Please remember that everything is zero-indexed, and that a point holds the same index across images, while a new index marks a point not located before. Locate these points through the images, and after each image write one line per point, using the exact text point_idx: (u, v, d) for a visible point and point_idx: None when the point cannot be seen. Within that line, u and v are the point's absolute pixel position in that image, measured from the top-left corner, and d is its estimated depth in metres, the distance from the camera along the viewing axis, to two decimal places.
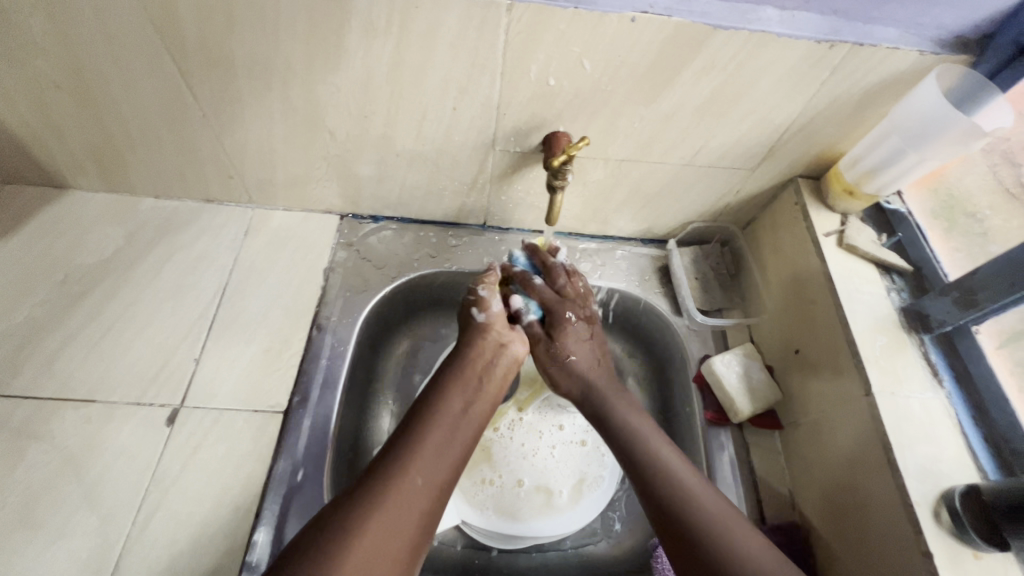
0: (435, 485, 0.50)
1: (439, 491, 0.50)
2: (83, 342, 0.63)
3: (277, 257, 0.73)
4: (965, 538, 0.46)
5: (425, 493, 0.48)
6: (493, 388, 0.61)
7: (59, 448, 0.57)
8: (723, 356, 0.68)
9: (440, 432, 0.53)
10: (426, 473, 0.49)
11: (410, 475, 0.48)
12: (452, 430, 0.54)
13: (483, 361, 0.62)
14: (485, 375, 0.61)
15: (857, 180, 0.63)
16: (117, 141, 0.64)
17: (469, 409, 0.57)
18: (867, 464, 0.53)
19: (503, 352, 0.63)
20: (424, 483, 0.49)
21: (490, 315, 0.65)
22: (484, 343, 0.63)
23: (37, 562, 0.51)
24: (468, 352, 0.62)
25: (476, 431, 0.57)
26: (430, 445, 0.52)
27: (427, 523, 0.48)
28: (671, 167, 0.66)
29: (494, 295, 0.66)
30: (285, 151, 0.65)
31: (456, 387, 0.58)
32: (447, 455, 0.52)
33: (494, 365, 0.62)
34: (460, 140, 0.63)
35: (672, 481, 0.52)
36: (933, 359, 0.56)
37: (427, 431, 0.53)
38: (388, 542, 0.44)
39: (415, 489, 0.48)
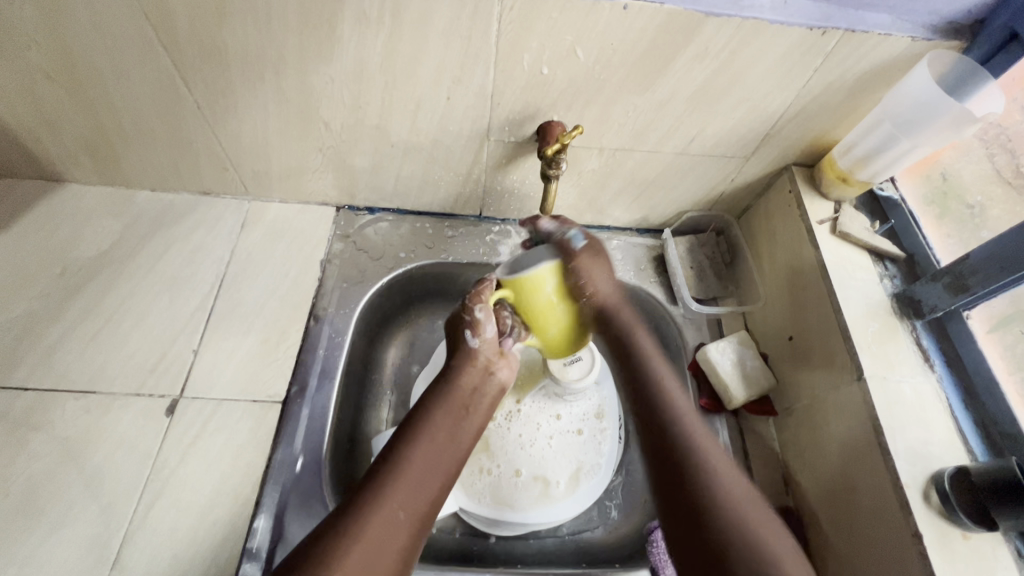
0: (415, 519, 0.48)
1: (418, 525, 0.48)
2: (82, 334, 0.64)
3: (273, 248, 0.73)
4: (954, 519, 0.46)
5: (407, 527, 0.47)
6: (480, 415, 0.57)
7: (60, 438, 0.57)
8: (717, 343, 0.69)
9: (424, 459, 0.51)
10: (407, 507, 0.47)
11: (391, 508, 0.47)
12: (438, 456, 0.52)
13: (471, 387, 0.57)
14: (472, 402, 0.57)
15: (851, 167, 0.63)
16: (112, 134, 0.64)
17: (457, 436, 0.54)
18: (859, 448, 0.53)
19: (489, 378, 0.59)
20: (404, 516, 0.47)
21: (483, 340, 0.58)
22: (471, 371, 0.58)
23: (40, 549, 0.52)
24: (456, 376, 0.58)
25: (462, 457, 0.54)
26: (413, 474, 0.49)
27: (406, 558, 0.46)
28: (665, 156, 0.67)
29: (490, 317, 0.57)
30: (280, 142, 0.66)
31: (443, 409, 0.55)
32: (430, 485, 0.50)
33: (481, 390, 0.58)
34: (455, 130, 0.63)
35: (698, 458, 0.47)
36: (925, 344, 0.57)
37: (411, 458, 0.50)
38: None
39: (393, 523, 0.46)
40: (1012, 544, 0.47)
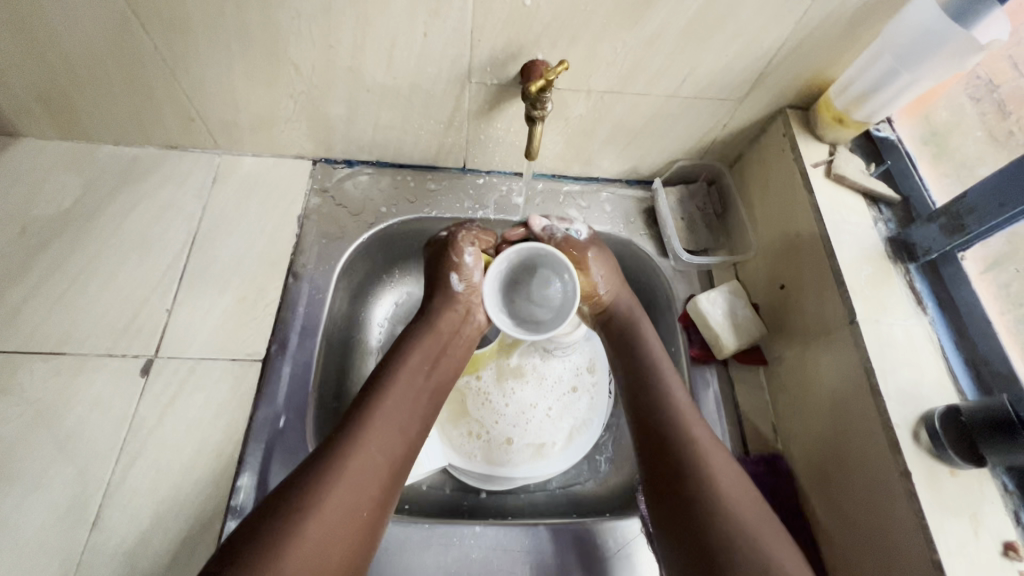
0: (390, 457, 0.50)
1: (396, 469, 0.51)
2: (48, 294, 0.61)
3: (247, 204, 0.70)
4: (943, 457, 0.46)
5: (383, 464, 0.49)
6: (457, 355, 0.62)
7: (30, 401, 0.55)
8: (709, 293, 0.67)
9: (398, 402, 0.54)
10: (381, 445, 0.50)
11: (367, 447, 0.49)
12: (409, 400, 0.55)
13: (450, 329, 0.63)
14: (449, 346, 0.62)
15: (846, 107, 0.61)
16: (65, 81, 0.60)
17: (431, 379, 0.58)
18: (849, 390, 0.53)
19: (469, 320, 0.64)
20: (379, 456, 0.49)
21: (469, 283, 0.65)
22: (453, 313, 0.63)
23: (16, 511, 0.51)
24: (436, 319, 0.63)
25: (433, 398, 0.57)
26: (386, 416, 0.52)
27: (385, 495, 0.49)
28: (656, 99, 0.64)
29: (476, 263, 0.65)
30: (248, 89, 0.61)
31: (416, 355, 0.58)
32: (402, 426, 0.53)
33: (459, 332, 0.63)
34: (434, 72, 0.59)
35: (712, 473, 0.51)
36: (918, 287, 0.56)
37: (384, 402, 0.53)
38: (347, 513, 0.45)
39: (371, 461, 0.48)
40: (999, 480, 0.47)
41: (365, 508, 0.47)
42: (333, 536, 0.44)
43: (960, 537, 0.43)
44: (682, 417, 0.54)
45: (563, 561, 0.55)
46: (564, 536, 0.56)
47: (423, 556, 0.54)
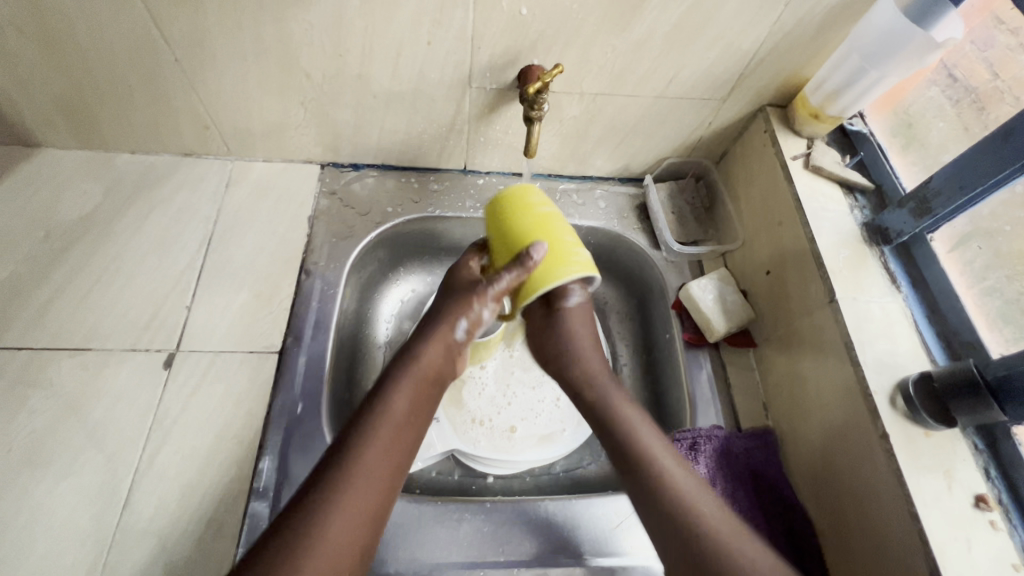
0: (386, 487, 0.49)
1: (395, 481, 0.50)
2: (72, 294, 0.64)
3: (260, 206, 0.73)
4: (919, 420, 0.50)
5: (365, 515, 0.47)
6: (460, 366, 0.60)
7: (59, 393, 0.58)
8: (699, 281, 0.71)
9: (380, 448, 0.50)
10: (361, 498, 0.47)
11: (349, 499, 0.46)
12: (397, 442, 0.51)
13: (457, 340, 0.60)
14: (432, 381, 0.56)
15: (821, 103, 0.65)
16: (89, 93, 0.63)
17: (412, 415, 0.53)
18: (833, 365, 0.57)
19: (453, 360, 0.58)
20: (357, 512, 0.46)
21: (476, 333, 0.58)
22: (437, 353, 0.57)
23: (48, 496, 0.53)
24: (417, 353, 0.56)
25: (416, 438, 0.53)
26: (368, 466, 0.48)
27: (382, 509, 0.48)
28: (644, 100, 0.68)
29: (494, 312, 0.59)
30: (261, 97, 0.65)
31: (400, 395, 0.53)
32: (384, 476, 0.49)
33: (444, 370, 0.58)
34: (437, 78, 0.63)
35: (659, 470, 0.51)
36: (893, 267, 0.60)
37: (365, 449, 0.49)
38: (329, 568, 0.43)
39: (348, 515, 0.46)
40: (971, 440, 0.50)
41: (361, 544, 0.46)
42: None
43: (935, 491, 0.47)
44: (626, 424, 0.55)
45: (572, 534, 0.58)
46: (573, 510, 0.59)
47: (435, 532, 0.57)
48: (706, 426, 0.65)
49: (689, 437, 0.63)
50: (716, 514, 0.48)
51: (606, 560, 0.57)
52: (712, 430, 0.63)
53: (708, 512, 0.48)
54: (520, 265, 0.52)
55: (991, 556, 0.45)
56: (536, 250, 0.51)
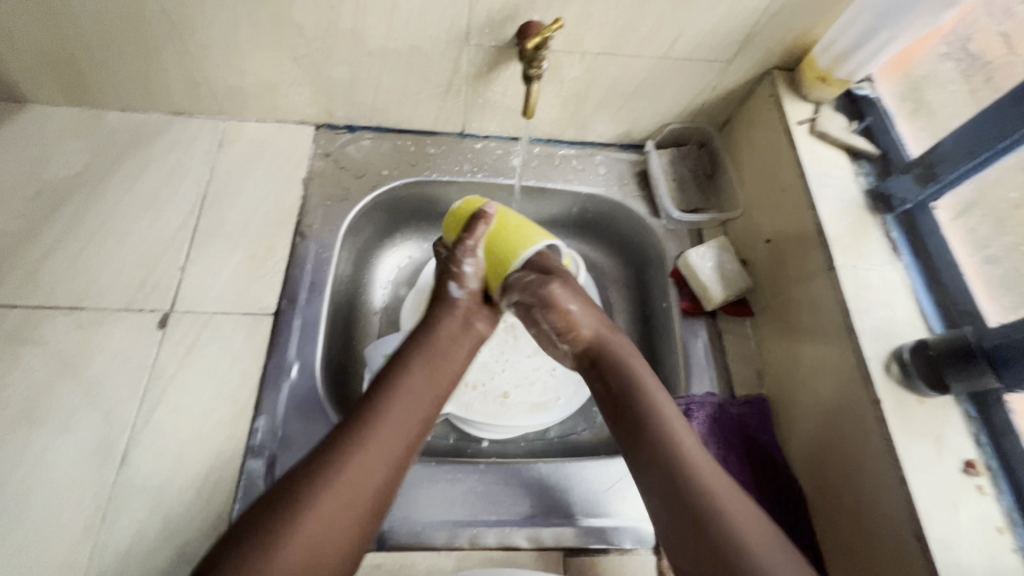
0: (388, 474, 0.48)
1: (396, 470, 0.48)
2: (65, 253, 0.63)
3: (253, 167, 0.72)
4: (912, 385, 0.50)
5: (386, 469, 0.47)
6: (459, 368, 0.58)
7: (54, 351, 0.58)
8: (698, 248, 0.70)
9: (401, 406, 0.51)
10: (385, 452, 0.48)
11: (366, 451, 0.47)
12: (413, 405, 0.52)
13: (451, 335, 0.58)
14: (451, 349, 0.58)
15: (830, 66, 0.63)
16: (75, 47, 0.61)
17: (433, 379, 0.54)
18: (829, 333, 0.56)
19: (469, 330, 0.60)
20: (376, 464, 0.47)
21: (466, 291, 0.61)
22: (451, 319, 0.59)
23: (47, 450, 0.54)
24: (438, 326, 0.59)
25: (440, 403, 0.55)
26: (365, 454, 0.47)
27: (377, 501, 0.46)
28: (647, 61, 0.66)
29: (476, 273, 0.62)
30: (252, 53, 0.63)
31: (420, 361, 0.55)
32: (401, 436, 0.49)
33: (460, 338, 0.59)
34: (433, 34, 0.61)
35: (657, 419, 0.51)
36: (894, 236, 0.59)
37: (388, 409, 0.50)
38: (343, 514, 0.44)
39: (369, 467, 0.46)
40: (963, 407, 0.50)
41: (350, 532, 0.44)
42: (327, 539, 0.43)
43: (925, 455, 0.47)
44: (626, 375, 0.55)
45: (564, 495, 0.59)
46: (566, 472, 0.60)
47: (430, 490, 0.58)
48: (700, 393, 0.65)
49: (684, 403, 0.63)
50: (706, 460, 0.48)
51: (598, 521, 0.57)
52: (705, 396, 0.64)
53: (697, 455, 0.49)
54: (481, 220, 0.62)
55: (977, 520, 0.45)
56: (489, 207, 0.63)
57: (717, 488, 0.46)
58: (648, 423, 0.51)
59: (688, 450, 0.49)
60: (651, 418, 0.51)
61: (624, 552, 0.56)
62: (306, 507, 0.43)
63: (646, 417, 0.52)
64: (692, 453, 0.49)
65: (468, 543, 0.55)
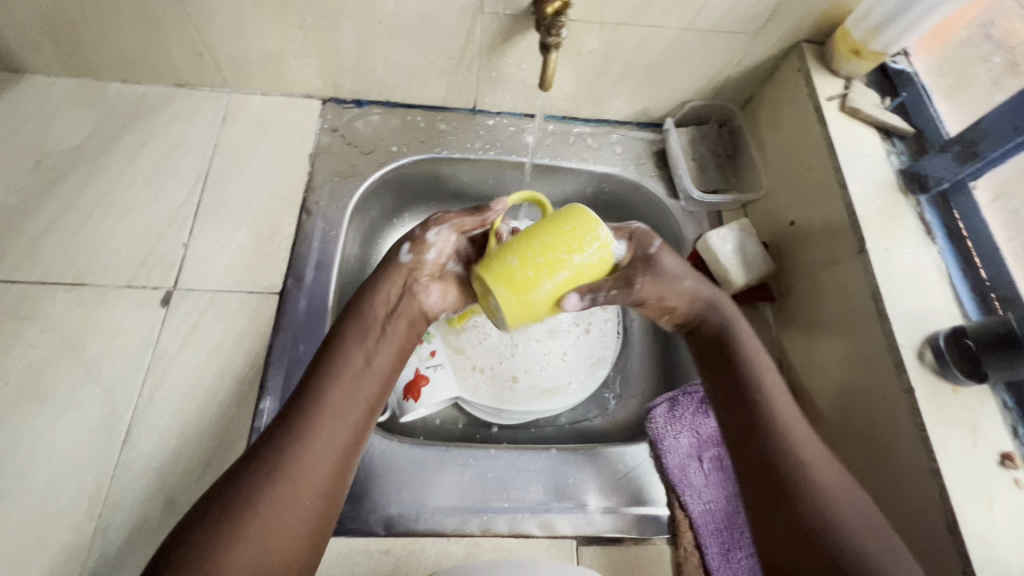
0: (329, 470, 0.44)
1: (340, 464, 0.45)
2: (66, 228, 0.62)
3: (258, 142, 0.70)
4: (947, 374, 0.47)
5: (331, 465, 0.44)
6: (402, 348, 0.52)
7: (55, 328, 0.57)
8: (719, 230, 0.67)
9: (338, 394, 0.46)
10: (324, 447, 0.44)
11: (304, 449, 0.43)
12: (352, 392, 0.47)
13: (386, 308, 0.51)
14: (391, 323, 0.51)
15: (864, 38, 0.60)
16: (72, 13, 0.59)
17: (373, 358, 0.49)
18: (858, 319, 0.54)
19: (410, 300, 0.53)
20: (315, 460, 0.43)
21: (419, 260, 0.53)
22: (392, 289, 0.52)
23: (48, 429, 0.53)
24: (367, 299, 0.51)
25: (383, 386, 0.49)
26: (305, 452, 0.43)
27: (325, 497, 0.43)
28: (670, 32, 0.63)
29: (441, 247, 0.53)
30: (257, 21, 0.60)
31: (355, 339, 0.49)
32: (341, 428, 0.45)
33: (400, 308, 0.52)
34: (446, 1, 0.58)
35: (772, 404, 0.49)
36: (928, 217, 0.56)
37: (319, 400, 0.45)
38: (292, 518, 0.41)
39: (309, 466, 0.43)
40: (1000, 397, 0.48)
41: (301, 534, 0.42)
42: (277, 543, 0.40)
43: (959, 446, 0.45)
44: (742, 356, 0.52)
45: (577, 482, 0.57)
46: (579, 459, 0.58)
47: (440, 475, 0.56)
48: None
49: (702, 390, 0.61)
50: (817, 453, 0.47)
51: (613, 510, 0.56)
52: None
53: (811, 447, 0.47)
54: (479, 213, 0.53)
55: (1014, 515, 0.43)
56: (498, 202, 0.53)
57: (831, 484, 0.45)
58: (763, 409, 0.49)
59: (802, 443, 0.47)
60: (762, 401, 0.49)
61: (640, 541, 0.55)
62: (247, 519, 0.40)
63: (755, 398, 0.49)
64: (801, 444, 0.47)
65: (479, 530, 0.54)
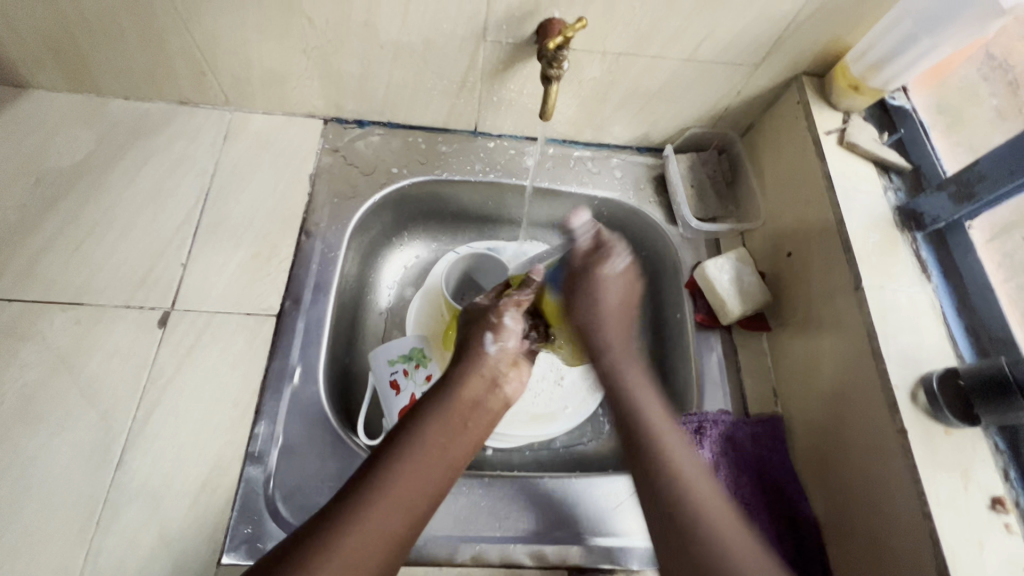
0: (385, 552, 0.44)
1: (399, 548, 0.45)
2: (64, 246, 0.62)
3: (259, 161, 0.70)
4: (939, 416, 0.48)
5: (384, 551, 0.44)
6: (476, 434, 0.54)
7: (51, 347, 0.57)
8: (716, 259, 0.67)
9: (410, 479, 0.48)
10: (386, 528, 0.45)
11: (369, 526, 0.44)
12: (423, 477, 0.48)
13: (469, 399, 0.55)
14: (471, 416, 0.54)
15: (863, 74, 0.60)
16: (77, 32, 0.59)
17: (448, 449, 0.51)
18: (852, 356, 0.54)
19: (495, 392, 0.57)
20: (378, 539, 0.44)
21: (503, 347, 0.59)
22: (478, 378, 0.56)
23: (42, 451, 0.53)
24: (453, 390, 0.55)
25: (453, 474, 0.51)
26: (369, 527, 0.44)
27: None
28: (671, 62, 0.63)
29: (515, 327, 0.60)
30: (260, 43, 0.61)
31: (436, 427, 0.52)
32: (406, 512, 0.46)
33: (481, 404, 0.56)
34: (449, 29, 0.59)
35: (648, 418, 0.54)
36: (924, 255, 0.57)
37: (393, 478, 0.47)
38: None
39: (367, 540, 0.44)
40: (991, 439, 0.49)
41: None
42: None
43: (952, 489, 0.45)
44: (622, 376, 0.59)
45: (572, 513, 0.57)
46: (574, 489, 0.58)
47: None
48: (713, 410, 0.63)
49: (696, 420, 0.62)
50: (705, 486, 0.48)
51: (606, 542, 0.56)
52: (719, 415, 0.62)
53: (701, 481, 0.49)
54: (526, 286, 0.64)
55: (1005, 561, 0.43)
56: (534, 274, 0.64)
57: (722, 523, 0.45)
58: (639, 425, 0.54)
59: (679, 462, 0.50)
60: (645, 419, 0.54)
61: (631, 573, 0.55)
62: None
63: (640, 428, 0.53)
64: (676, 458, 0.50)
65: (470, 560, 0.54)
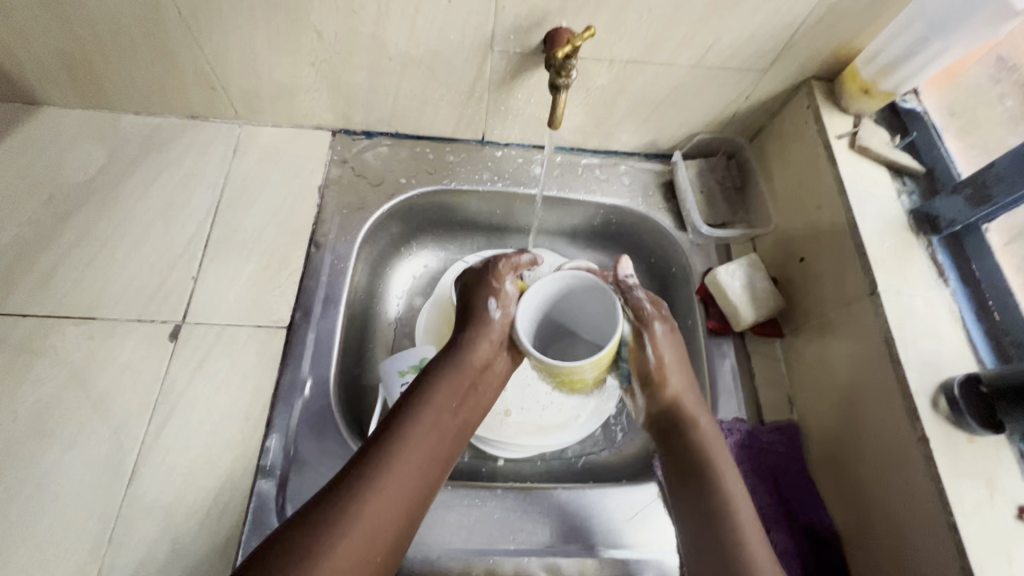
0: (404, 511, 0.46)
1: (416, 506, 0.48)
2: (77, 261, 0.62)
3: (269, 174, 0.70)
4: (962, 423, 0.47)
5: (404, 510, 0.46)
6: (484, 393, 0.56)
7: (64, 362, 0.57)
8: (727, 266, 0.67)
9: (421, 440, 0.49)
10: (404, 489, 0.47)
11: (391, 486, 0.46)
12: (437, 437, 0.50)
13: (481, 362, 0.55)
14: (481, 379, 0.55)
15: (874, 78, 0.60)
16: (89, 49, 0.60)
17: (458, 411, 0.53)
18: (869, 362, 0.53)
19: (503, 355, 0.56)
20: (399, 499, 0.46)
21: (506, 313, 0.57)
22: (486, 341, 0.55)
23: (55, 467, 0.53)
24: (464, 351, 0.55)
25: (462, 434, 0.53)
26: (391, 486, 0.46)
27: (399, 536, 0.46)
28: (679, 69, 0.63)
29: (517, 292, 0.58)
30: (269, 57, 0.61)
31: (444, 387, 0.52)
32: (422, 472, 0.48)
33: (490, 366, 0.56)
34: (457, 40, 0.59)
35: (701, 436, 0.54)
36: (940, 259, 0.56)
37: (409, 439, 0.49)
38: (366, 556, 0.43)
39: (391, 502, 0.46)
40: (1016, 446, 0.47)
41: (378, 554, 0.44)
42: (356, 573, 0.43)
43: (977, 499, 0.44)
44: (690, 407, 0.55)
45: (586, 524, 0.56)
46: (586, 499, 0.57)
47: (446, 515, 0.56)
48: (727, 418, 0.62)
49: None
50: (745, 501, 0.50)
51: (620, 552, 0.55)
52: (733, 423, 0.61)
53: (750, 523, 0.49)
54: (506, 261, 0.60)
55: None
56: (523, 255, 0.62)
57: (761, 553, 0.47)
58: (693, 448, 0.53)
59: (728, 484, 0.51)
60: (701, 446, 0.53)
61: None
62: (321, 546, 0.42)
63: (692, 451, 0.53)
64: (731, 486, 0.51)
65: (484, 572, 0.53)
